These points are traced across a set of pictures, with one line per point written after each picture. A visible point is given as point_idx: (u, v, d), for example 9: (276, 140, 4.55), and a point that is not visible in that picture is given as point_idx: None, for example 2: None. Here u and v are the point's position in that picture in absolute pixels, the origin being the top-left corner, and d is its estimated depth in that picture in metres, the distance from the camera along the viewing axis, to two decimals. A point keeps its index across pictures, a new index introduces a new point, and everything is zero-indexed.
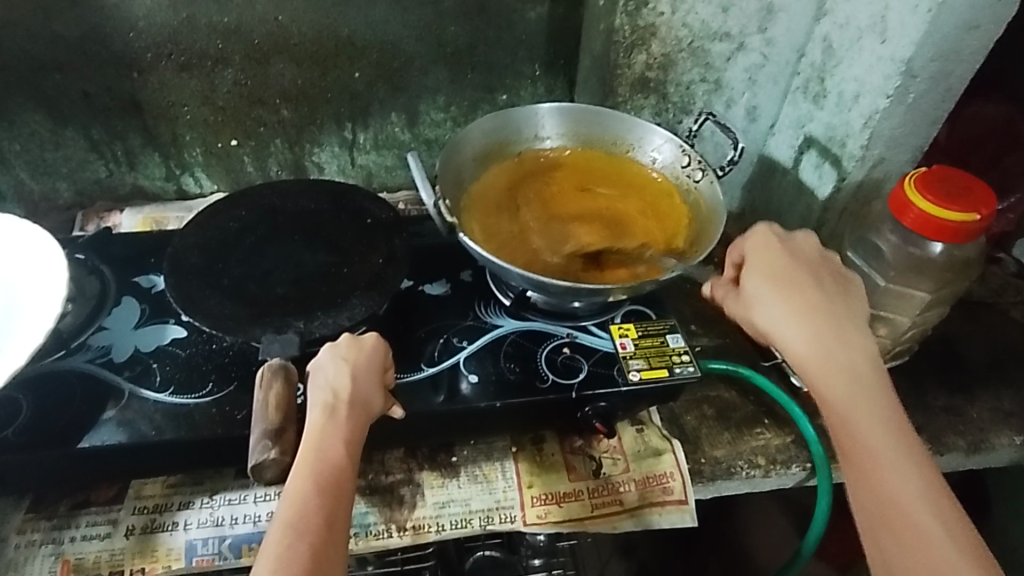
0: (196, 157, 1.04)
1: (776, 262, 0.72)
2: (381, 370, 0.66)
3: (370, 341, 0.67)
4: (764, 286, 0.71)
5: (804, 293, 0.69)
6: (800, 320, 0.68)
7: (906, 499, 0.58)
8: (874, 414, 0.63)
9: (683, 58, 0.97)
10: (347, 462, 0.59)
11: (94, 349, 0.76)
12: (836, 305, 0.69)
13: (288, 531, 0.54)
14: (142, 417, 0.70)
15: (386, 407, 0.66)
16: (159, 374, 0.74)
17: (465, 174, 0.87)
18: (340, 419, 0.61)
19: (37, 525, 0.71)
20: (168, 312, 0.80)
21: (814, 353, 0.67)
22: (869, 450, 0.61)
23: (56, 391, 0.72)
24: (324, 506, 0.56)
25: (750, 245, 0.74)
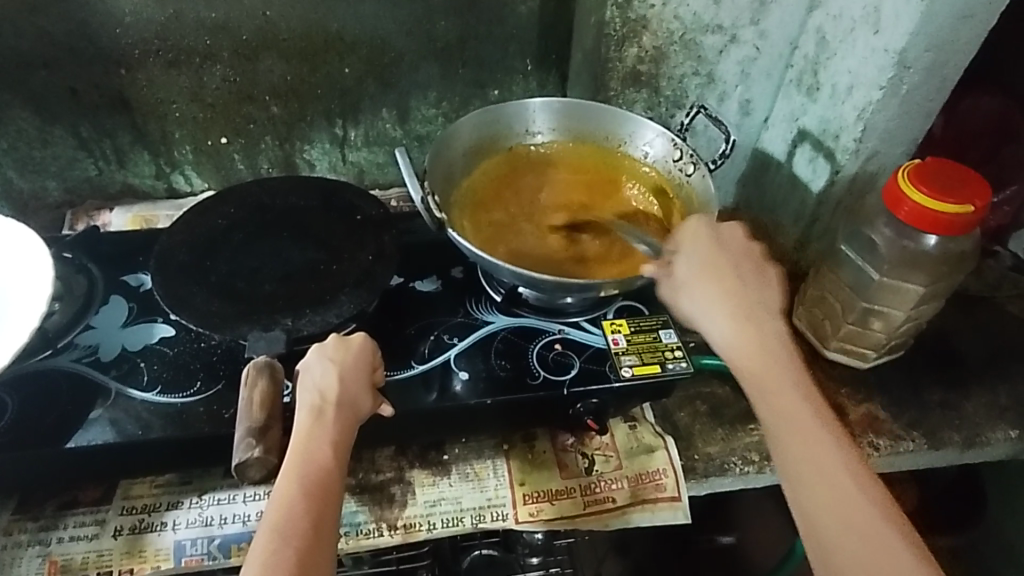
0: (186, 154, 1.04)
1: (701, 250, 0.72)
2: (370, 371, 0.66)
3: (360, 341, 0.67)
4: (690, 275, 0.71)
5: (723, 278, 0.70)
6: (723, 308, 0.68)
7: (834, 486, 0.56)
8: (793, 399, 0.62)
9: (676, 51, 0.97)
10: (335, 466, 0.58)
11: (81, 348, 0.76)
12: (758, 293, 0.69)
13: (274, 536, 0.53)
14: (129, 416, 0.69)
15: (375, 408, 0.65)
16: (147, 373, 0.73)
17: (455, 171, 0.86)
18: (328, 422, 0.60)
19: (24, 525, 0.71)
20: (156, 311, 0.79)
21: (735, 343, 0.67)
22: (790, 438, 0.60)
23: (42, 392, 0.71)
24: (311, 509, 0.55)
25: (683, 237, 0.74)
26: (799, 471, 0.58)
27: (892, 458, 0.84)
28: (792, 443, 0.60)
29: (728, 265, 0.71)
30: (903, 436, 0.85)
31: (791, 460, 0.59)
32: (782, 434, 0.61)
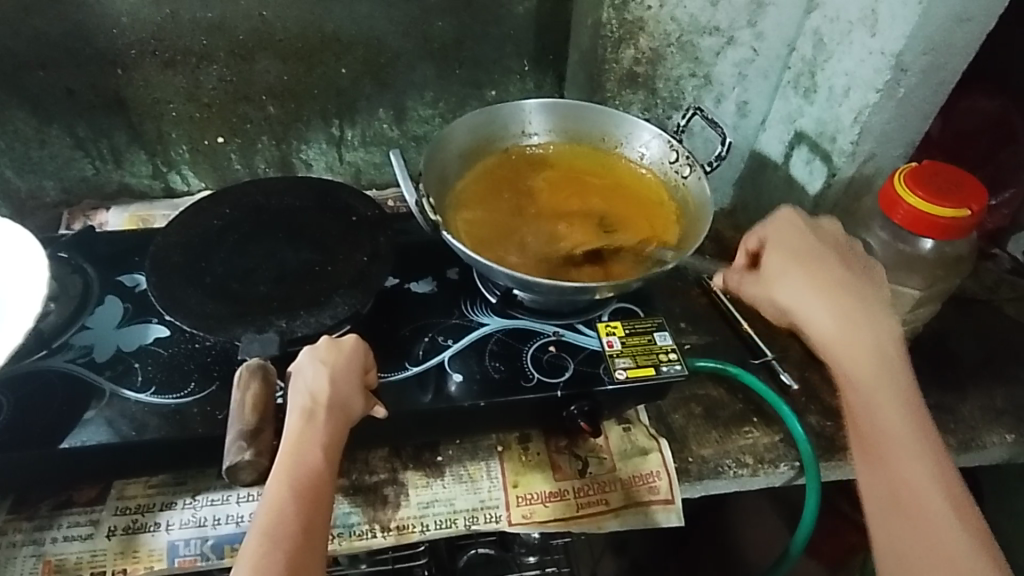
0: (182, 154, 1.04)
1: (800, 249, 0.70)
2: (363, 372, 0.66)
3: (352, 342, 0.66)
4: (789, 268, 0.69)
5: (820, 272, 0.68)
6: (826, 304, 0.66)
7: (924, 487, 0.57)
8: (885, 394, 0.61)
9: (672, 52, 0.95)
10: (325, 468, 0.59)
11: (76, 349, 0.76)
12: (866, 290, 0.67)
13: (264, 538, 0.53)
14: (123, 417, 0.70)
15: (366, 410, 0.65)
16: (141, 374, 0.74)
17: (450, 172, 0.86)
18: (319, 423, 0.60)
19: (18, 526, 0.71)
20: (151, 311, 0.79)
21: (836, 339, 0.65)
22: (893, 437, 0.59)
23: (38, 392, 0.72)
24: (301, 511, 0.55)
25: (773, 228, 0.73)
26: (880, 469, 0.58)
27: None
28: (883, 438, 0.59)
29: (829, 258, 0.69)
30: None
31: (878, 456, 0.59)
32: (877, 430, 0.60)
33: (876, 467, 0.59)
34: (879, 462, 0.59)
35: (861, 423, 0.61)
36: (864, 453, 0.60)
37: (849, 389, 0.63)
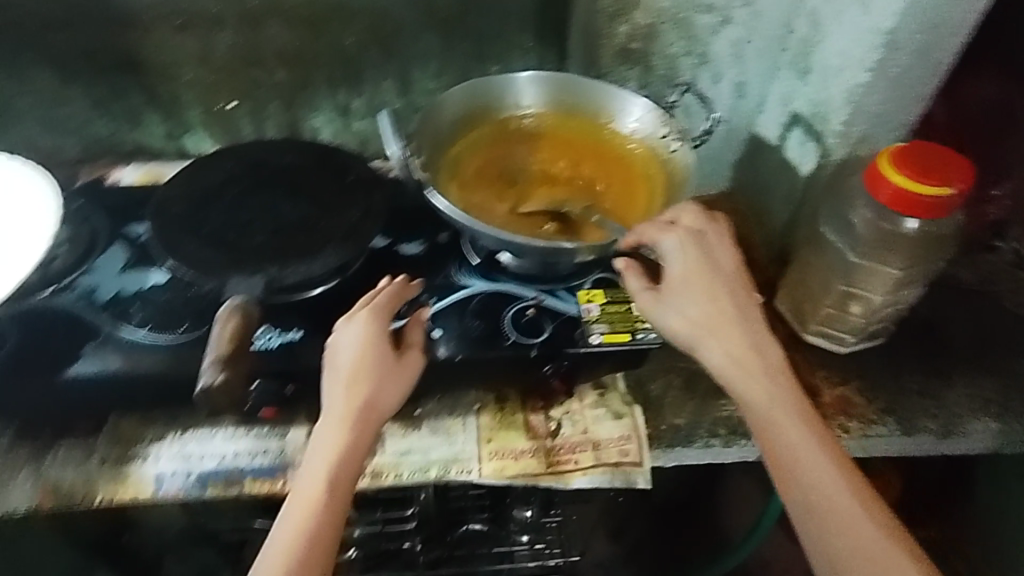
0: (196, 117, 1.08)
1: (698, 275, 0.72)
2: (390, 364, 0.69)
3: (376, 329, 0.70)
4: (684, 295, 0.72)
5: (725, 309, 0.71)
6: (714, 335, 0.70)
7: (832, 488, 0.62)
8: (806, 440, 0.64)
9: (666, 29, 0.97)
10: (342, 473, 0.64)
11: (79, 290, 0.80)
12: (749, 316, 0.72)
13: (280, 542, 0.60)
14: (117, 354, 0.74)
15: (397, 399, 0.68)
16: (138, 314, 0.78)
17: (443, 136, 0.88)
18: (340, 429, 0.65)
19: (23, 449, 0.76)
20: (152, 260, 0.84)
21: (731, 374, 0.69)
22: (824, 485, 0.62)
23: (46, 327, 0.76)
24: (319, 515, 0.62)
25: (666, 250, 0.74)
26: (823, 516, 0.61)
27: (863, 441, 0.84)
28: (814, 489, 0.62)
29: (721, 284, 0.72)
30: (876, 420, 0.85)
31: (817, 508, 0.61)
32: (806, 482, 0.63)
33: (816, 520, 0.61)
34: (814, 513, 0.61)
35: (794, 478, 0.63)
36: (798, 507, 0.62)
37: (770, 447, 0.65)
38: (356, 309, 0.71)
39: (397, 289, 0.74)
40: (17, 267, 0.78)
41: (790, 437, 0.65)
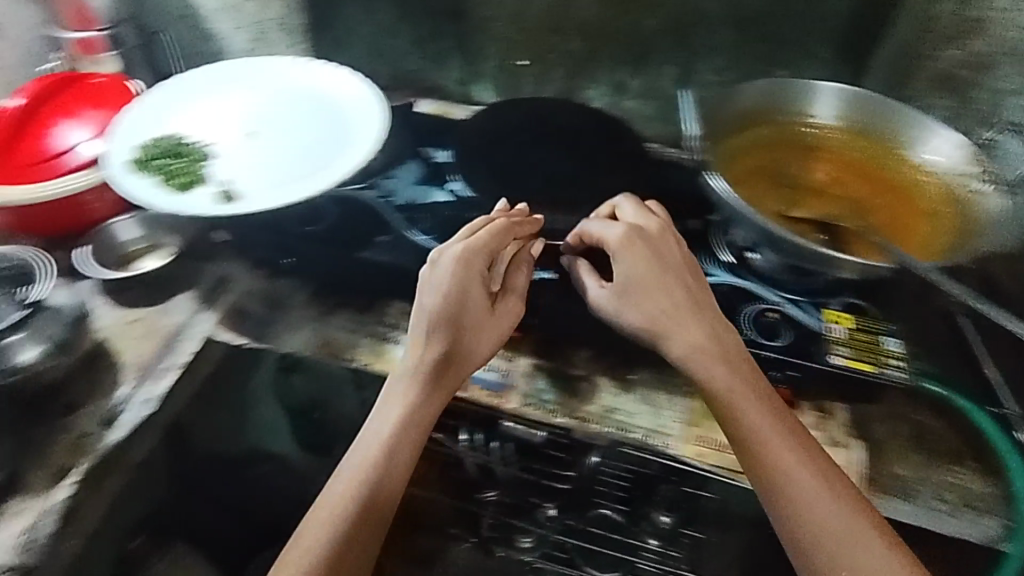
0: (491, 69, 1.20)
1: (638, 267, 0.75)
2: (486, 312, 0.74)
3: (474, 280, 0.74)
4: (637, 280, 0.74)
5: (643, 296, 0.74)
6: (672, 328, 0.72)
7: (812, 491, 0.61)
8: (772, 441, 0.64)
9: (1007, 61, 0.93)
10: (419, 413, 0.68)
11: (380, 191, 0.93)
12: (681, 293, 0.74)
13: (355, 463, 0.64)
14: (402, 249, 0.87)
15: (489, 350, 0.74)
16: (421, 223, 0.89)
17: (727, 126, 0.88)
18: (410, 386, 0.69)
19: (311, 306, 0.88)
20: (440, 180, 0.96)
21: (698, 365, 0.70)
22: (797, 470, 0.62)
23: (355, 211, 0.91)
24: (400, 448, 0.65)
25: (614, 243, 0.77)
26: (806, 522, 0.60)
27: None
28: (789, 470, 0.62)
29: (663, 270, 0.75)
30: None
31: (785, 490, 0.62)
32: (789, 472, 0.62)
33: (778, 503, 0.61)
34: (782, 495, 0.62)
35: (761, 465, 0.63)
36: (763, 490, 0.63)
37: (734, 434, 0.66)
38: (452, 249, 0.75)
39: (502, 231, 0.78)
40: (332, 170, 0.87)
41: (763, 441, 0.64)
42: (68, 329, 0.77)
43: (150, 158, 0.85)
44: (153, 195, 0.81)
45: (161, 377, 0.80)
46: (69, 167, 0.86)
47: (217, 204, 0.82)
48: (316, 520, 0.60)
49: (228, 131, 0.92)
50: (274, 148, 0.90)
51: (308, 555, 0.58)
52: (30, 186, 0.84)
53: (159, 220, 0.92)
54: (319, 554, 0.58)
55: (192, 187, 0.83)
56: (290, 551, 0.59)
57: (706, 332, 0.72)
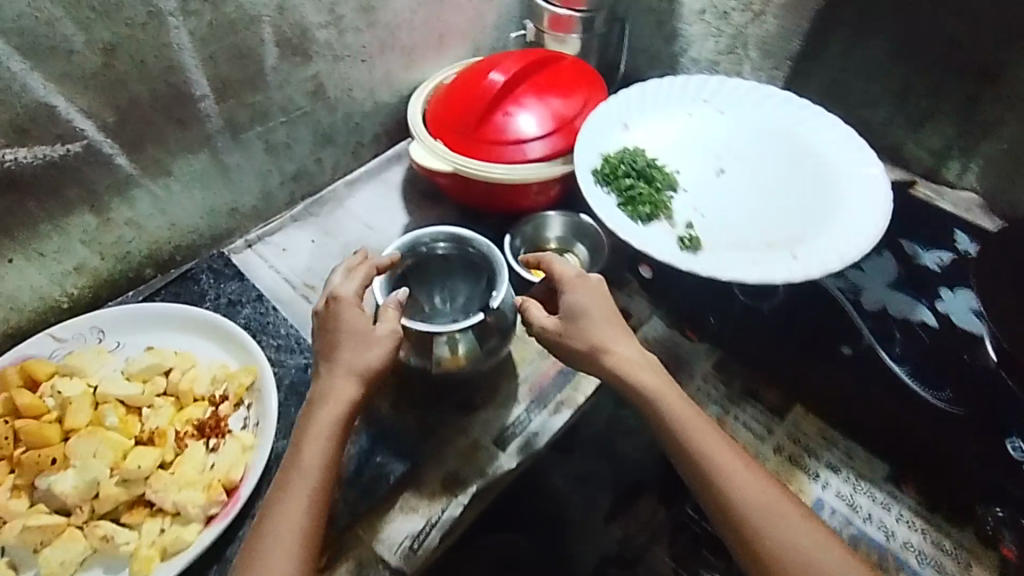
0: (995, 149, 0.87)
1: (593, 306, 0.64)
2: (362, 330, 0.63)
3: (349, 305, 0.64)
4: (572, 302, 0.64)
5: (617, 358, 0.63)
6: (615, 357, 0.62)
7: (750, 488, 0.58)
8: (710, 441, 0.60)
9: None
10: (335, 403, 0.61)
11: (846, 282, 0.74)
12: (613, 329, 0.64)
13: (290, 478, 0.58)
14: (867, 376, 0.67)
15: (382, 361, 0.63)
16: (899, 346, 0.68)
17: None
18: (325, 417, 0.60)
19: (715, 384, 0.77)
20: (924, 291, 0.72)
21: (628, 373, 0.62)
22: (711, 455, 0.60)
23: (806, 296, 0.73)
24: (321, 451, 0.59)
25: (566, 281, 0.66)
26: (766, 527, 0.57)
27: None
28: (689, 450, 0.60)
29: (611, 311, 0.65)
30: None
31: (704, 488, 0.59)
32: (698, 454, 0.60)
33: (717, 507, 0.58)
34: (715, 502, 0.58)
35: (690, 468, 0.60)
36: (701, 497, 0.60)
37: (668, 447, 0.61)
38: (328, 284, 0.66)
39: (370, 265, 0.68)
40: (818, 245, 0.70)
41: (716, 457, 0.59)
42: (500, 340, 0.71)
43: (618, 167, 0.77)
44: (613, 215, 0.73)
45: (554, 412, 0.72)
46: (533, 154, 0.81)
47: (679, 245, 0.71)
48: (275, 529, 0.56)
49: (695, 164, 0.80)
50: (747, 198, 0.77)
51: (284, 562, 0.54)
52: (493, 163, 0.81)
53: (587, 230, 0.86)
54: (302, 550, 0.56)
55: (654, 219, 0.74)
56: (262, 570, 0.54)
57: (643, 367, 0.63)
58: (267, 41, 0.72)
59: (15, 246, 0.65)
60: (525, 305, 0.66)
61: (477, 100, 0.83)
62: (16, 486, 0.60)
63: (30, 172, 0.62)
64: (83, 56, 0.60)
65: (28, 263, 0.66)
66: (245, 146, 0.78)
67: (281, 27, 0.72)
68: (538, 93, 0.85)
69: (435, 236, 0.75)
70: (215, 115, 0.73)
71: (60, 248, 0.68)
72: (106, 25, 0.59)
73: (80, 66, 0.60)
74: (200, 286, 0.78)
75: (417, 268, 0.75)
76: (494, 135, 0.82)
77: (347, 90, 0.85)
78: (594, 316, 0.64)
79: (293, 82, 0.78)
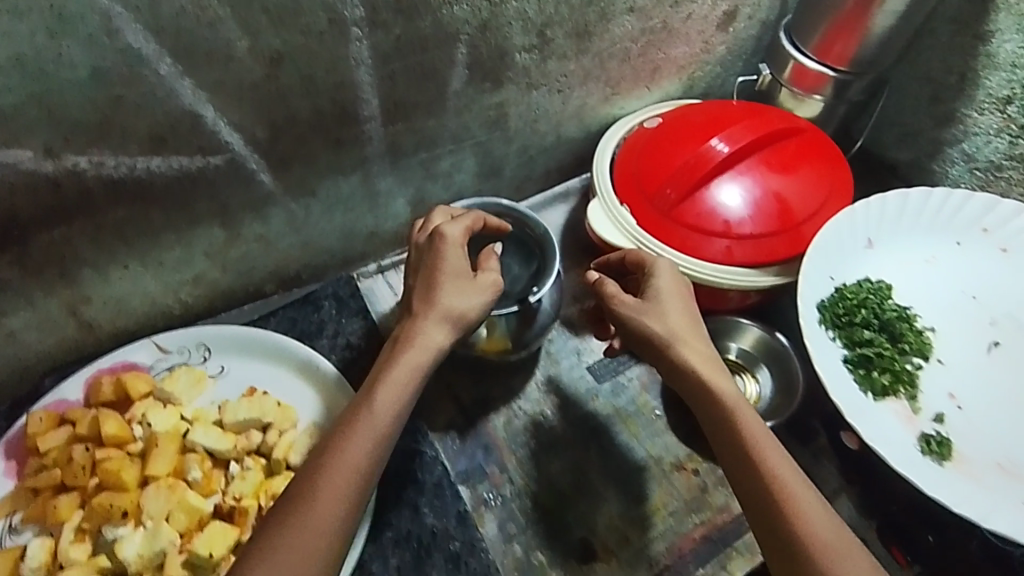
0: None
1: (673, 289, 0.56)
2: (463, 271, 0.54)
3: (451, 244, 0.54)
4: (663, 284, 0.56)
5: (693, 353, 0.53)
6: (690, 346, 0.53)
7: (809, 512, 0.47)
8: (770, 449, 0.50)
9: None
10: (420, 350, 0.50)
11: None
12: (694, 322, 0.55)
13: (357, 439, 0.47)
14: None
15: (477, 314, 0.53)
16: None
17: None
18: (408, 376, 0.50)
19: None
20: None
21: (699, 364, 0.53)
22: (775, 469, 0.49)
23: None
24: (398, 400, 0.49)
25: (657, 266, 0.57)
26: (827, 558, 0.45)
27: None
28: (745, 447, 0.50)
29: (693, 307, 0.56)
30: None
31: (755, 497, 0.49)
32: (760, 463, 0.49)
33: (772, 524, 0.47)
34: (766, 513, 0.48)
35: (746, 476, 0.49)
36: (757, 511, 0.48)
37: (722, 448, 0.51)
38: (431, 220, 0.57)
39: (479, 215, 0.57)
40: None
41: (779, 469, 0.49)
42: (534, 331, 0.65)
43: (855, 308, 0.60)
44: (836, 379, 0.56)
45: None
46: (741, 257, 0.65)
47: (919, 445, 0.54)
48: (334, 488, 0.45)
49: (957, 323, 0.61)
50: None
51: (331, 510, 0.44)
52: (689, 256, 0.66)
53: (779, 354, 0.69)
54: (351, 501, 0.46)
55: (889, 394, 0.56)
56: (310, 516, 0.44)
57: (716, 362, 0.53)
58: (458, 63, 0.59)
59: (133, 254, 0.56)
60: (602, 285, 0.57)
61: (686, 172, 0.67)
62: (79, 526, 0.53)
63: (162, 182, 0.52)
64: (244, 63, 0.48)
65: (144, 271, 0.58)
66: (402, 172, 0.66)
67: (478, 48, 0.59)
68: (764, 177, 0.67)
69: (490, 202, 0.66)
70: (379, 138, 0.61)
71: (181, 259, 0.60)
72: (278, 29, 0.48)
73: (238, 74, 0.49)
74: (320, 316, 0.69)
75: None
76: (698, 221, 0.66)
77: (531, 121, 0.70)
78: (673, 301, 0.55)
79: (474, 109, 0.64)
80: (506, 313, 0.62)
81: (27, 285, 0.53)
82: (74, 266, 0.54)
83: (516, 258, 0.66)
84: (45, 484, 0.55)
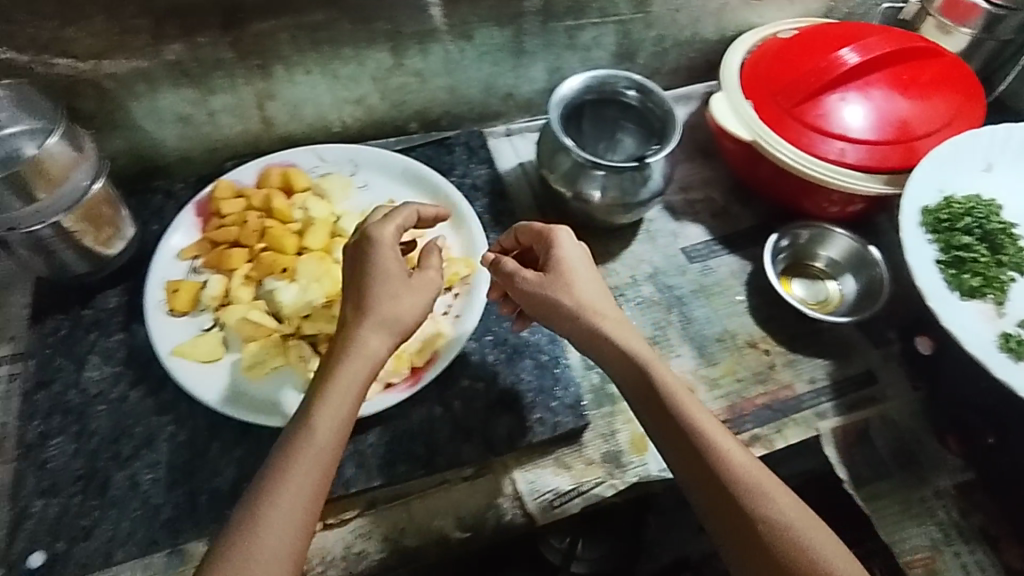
0: None
1: (578, 262, 0.57)
2: (400, 275, 0.52)
3: (386, 247, 0.53)
4: (559, 258, 0.57)
5: (604, 323, 0.55)
6: (597, 320, 0.55)
7: (740, 471, 0.48)
8: (702, 427, 0.50)
9: None
10: (358, 360, 0.49)
11: None
12: (596, 286, 0.56)
13: (296, 443, 0.46)
14: None
15: (416, 318, 0.52)
16: None
17: None
18: (349, 390, 0.48)
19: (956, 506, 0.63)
20: None
21: (610, 336, 0.54)
22: (708, 444, 0.49)
23: None
24: (340, 414, 0.47)
25: (549, 234, 0.58)
26: (759, 515, 0.46)
27: None
28: (692, 441, 0.49)
29: (597, 275, 0.57)
30: None
31: (716, 497, 0.48)
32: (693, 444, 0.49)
33: (733, 522, 0.47)
34: (721, 505, 0.47)
35: (705, 482, 0.48)
36: (708, 501, 0.48)
37: (668, 444, 0.51)
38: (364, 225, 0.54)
39: (411, 214, 0.56)
40: None
41: (707, 439, 0.49)
42: (640, 195, 0.71)
43: (960, 216, 0.62)
44: (927, 271, 0.60)
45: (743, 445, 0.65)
46: (853, 160, 0.68)
47: (997, 340, 0.57)
48: (283, 496, 0.43)
49: None
50: None
51: (291, 522, 0.43)
52: (801, 152, 0.69)
53: (869, 266, 0.72)
54: (310, 506, 0.44)
55: (976, 296, 0.60)
56: (263, 528, 0.42)
57: (632, 337, 0.55)
58: None
59: (316, 61, 0.66)
60: (501, 263, 0.58)
61: (814, 74, 0.70)
62: (247, 276, 0.65)
63: None
64: None
65: (321, 80, 0.68)
66: (549, 36, 0.73)
67: None
68: (891, 91, 0.70)
69: (619, 76, 0.71)
70: None
71: (352, 75, 0.69)
72: None
73: None
74: (452, 158, 0.77)
75: (598, 103, 0.73)
76: (817, 120, 0.69)
77: (672, 10, 0.75)
78: (573, 271, 0.56)
79: None
80: (627, 168, 0.68)
81: (233, 67, 0.64)
82: (272, 60, 0.64)
83: (632, 135, 0.72)
84: (222, 238, 0.66)
